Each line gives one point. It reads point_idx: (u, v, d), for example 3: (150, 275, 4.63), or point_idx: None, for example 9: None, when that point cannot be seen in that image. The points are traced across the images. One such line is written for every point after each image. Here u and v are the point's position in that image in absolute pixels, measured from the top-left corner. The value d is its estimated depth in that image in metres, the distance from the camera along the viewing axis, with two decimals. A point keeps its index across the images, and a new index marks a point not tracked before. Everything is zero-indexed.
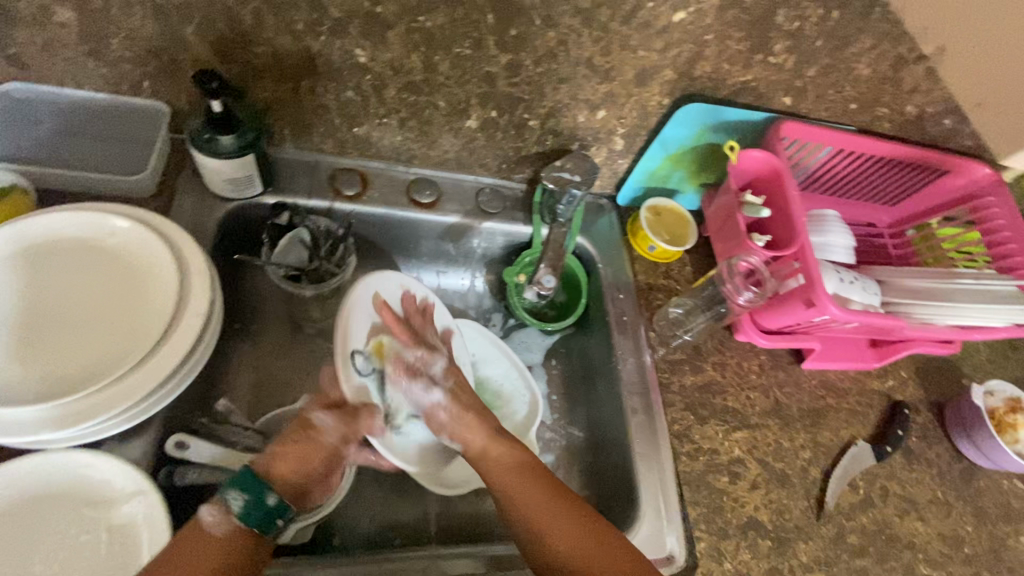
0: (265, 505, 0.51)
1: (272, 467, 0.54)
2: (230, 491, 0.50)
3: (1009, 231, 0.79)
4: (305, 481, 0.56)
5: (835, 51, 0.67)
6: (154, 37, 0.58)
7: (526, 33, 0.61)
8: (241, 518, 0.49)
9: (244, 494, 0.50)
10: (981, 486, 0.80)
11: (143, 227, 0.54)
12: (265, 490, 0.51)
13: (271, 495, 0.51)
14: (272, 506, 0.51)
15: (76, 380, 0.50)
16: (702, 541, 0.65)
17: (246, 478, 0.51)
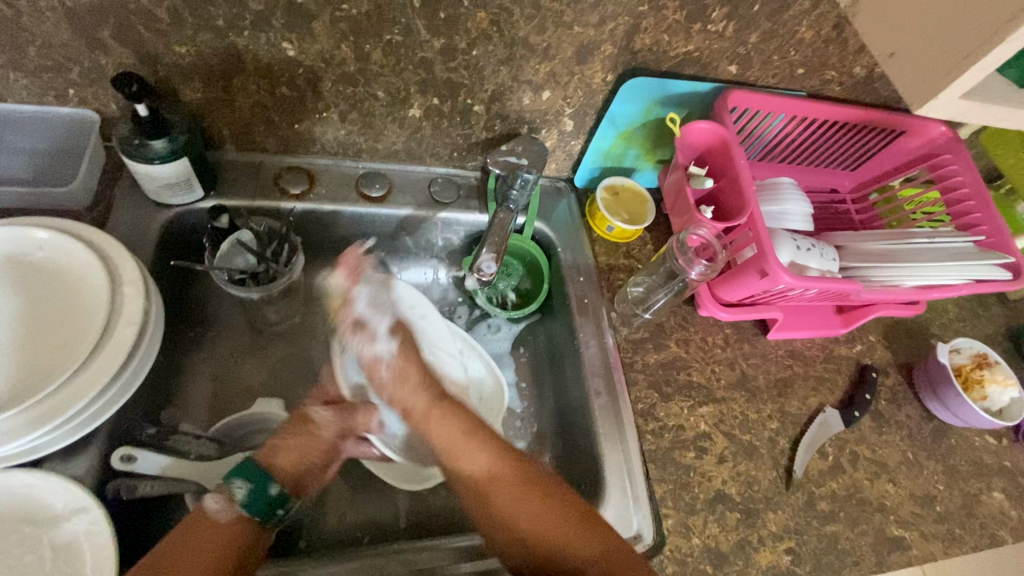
0: (266, 494, 0.54)
1: (274, 458, 0.57)
2: (235, 480, 0.54)
3: (968, 188, 0.78)
4: (302, 475, 0.59)
5: (775, 15, 0.65)
6: (70, 43, 0.56)
7: (456, 15, 0.60)
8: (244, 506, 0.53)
9: (249, 483, 0.54)
10: (952, 444, 0.80)
11: (68, 236, 0.53)
12: (267, 481, 0.55)
13: (273, 486, 0.55)
14: (272, 496, 0.54)
15: (7, 400, 0.48)
16: (669, 518, 0.65)
17: (249, 469, 0.55)
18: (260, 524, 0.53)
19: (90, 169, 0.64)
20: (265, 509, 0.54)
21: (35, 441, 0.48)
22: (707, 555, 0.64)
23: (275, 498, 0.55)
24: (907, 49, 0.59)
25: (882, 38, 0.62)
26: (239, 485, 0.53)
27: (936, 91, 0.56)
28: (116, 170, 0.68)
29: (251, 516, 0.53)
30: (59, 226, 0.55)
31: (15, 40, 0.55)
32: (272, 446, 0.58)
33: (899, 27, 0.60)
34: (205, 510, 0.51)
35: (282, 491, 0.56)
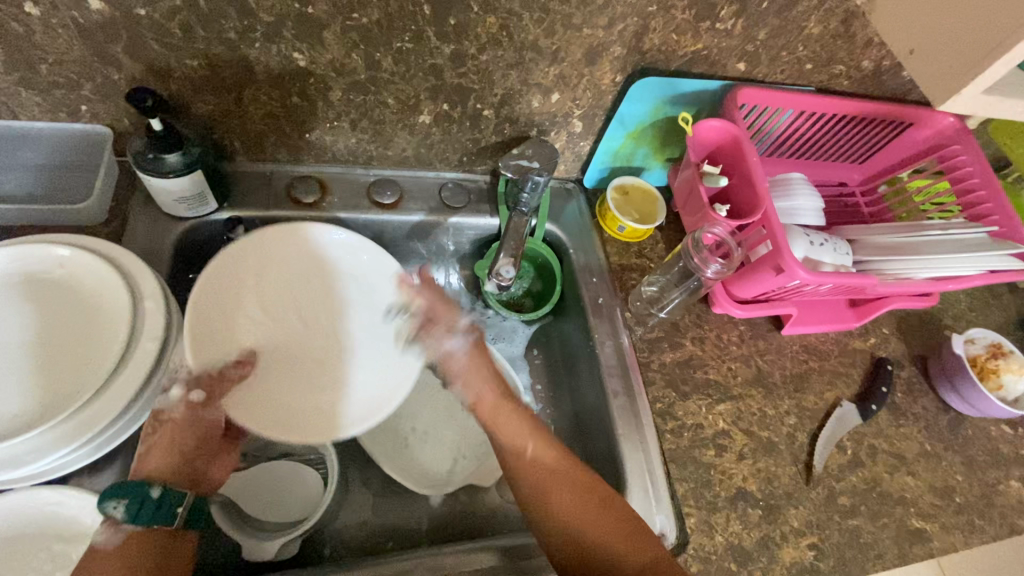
0: (150, 501, 0.48)
1: (144, 465, 0.51)
2: (106, 504, 0.46)
3: (977, 178, 0.78)
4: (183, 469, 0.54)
5: (783, 11, 0.65)
6: (82, 59, 0.56)
7: (466, 21, 0.60)
8: (133, 520, 0.46)
9: (125, 500, 0.47)
10: (970, 434, 0.80)
11: (87, 252, 0.53)
12: (144, 488, 0.48)
13: (155, 488, 0.49)
14: (160, 498, 0.49)
15: (31, 419, 0.48)
16: (692, 516, 0.65)
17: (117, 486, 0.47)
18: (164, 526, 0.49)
19: (104, 185, 0.65)
20: (161, 511, 0.49)
21: (62, 458, 0.48)
22: (730, 553, 0.64)
23: (163, 496, 0.49)
24: (927, 47, 0.61)
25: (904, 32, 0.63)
26: (114, 507, 0.46)
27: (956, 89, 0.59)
28: (129, 184, 0.68)
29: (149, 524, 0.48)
30: (79, 243, 0.55)
31: (28, 58, 0.55)
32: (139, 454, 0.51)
33: (919, 23, 0.61)
34: (96, 544, 0.46)
35: (168, 490, 0.50)
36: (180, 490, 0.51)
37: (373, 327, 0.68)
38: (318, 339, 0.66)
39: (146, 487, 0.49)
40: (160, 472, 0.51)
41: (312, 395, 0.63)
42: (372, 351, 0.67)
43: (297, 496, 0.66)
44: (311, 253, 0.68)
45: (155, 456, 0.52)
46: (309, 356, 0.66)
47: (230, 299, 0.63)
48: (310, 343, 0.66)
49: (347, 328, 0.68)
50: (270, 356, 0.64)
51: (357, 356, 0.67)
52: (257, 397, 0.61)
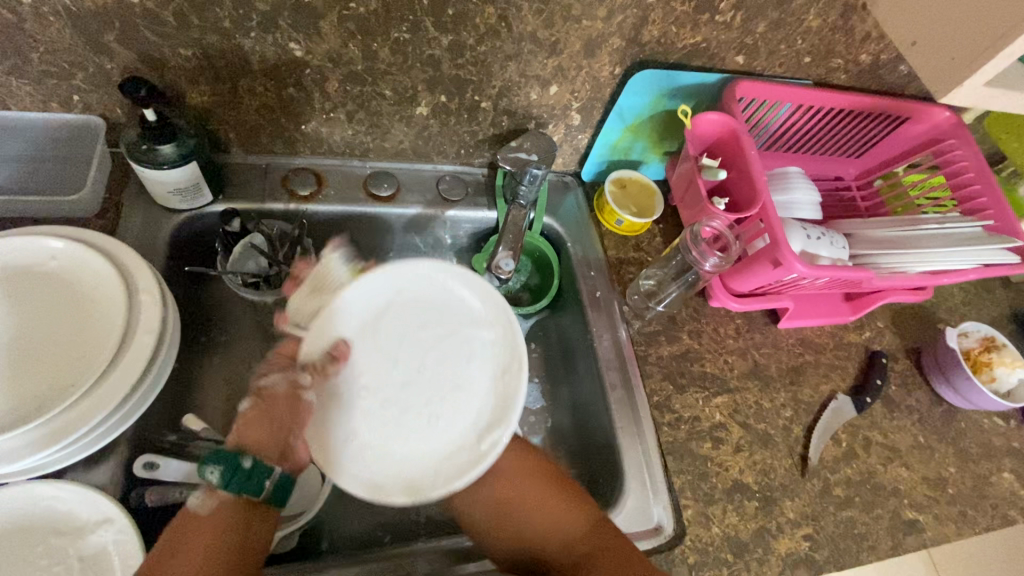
0: (242, 471, 0.47)
1: (241, 434, 0.50)
2: (206, 467, 0.47)
3: (972, 172, 0.78)
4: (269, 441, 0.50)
5: (783, 4, 0.65)
6: (74, 47, 0.55)
7: (464, 11, 0.59)
8: (225, 488, 0.46)
9: (218, 467, 0.46)
10: (962, 426, 0.80)
11: (82, 245, 0.53)
12: (238, 456, 0.47)
13: (247, 459, 0.47)
14: (250, 469, 0.47)
15: (25, 413, 0.48)
16: (689, 508, 0.66)
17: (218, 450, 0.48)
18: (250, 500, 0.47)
19: (98, 176, 0.64)
20: (251, 482, 0.47)
21: (58, 452, 0.47)
22: (727, 544, 0.65)
23: (252, 468, 0.47)
24: (929, 39, 0.62)
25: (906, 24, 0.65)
26: (211, 473, 0.46)
27: (960, 79, 0.60)
28: (122, 175, 0.67)
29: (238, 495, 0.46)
30: (73, 236, 0.55)
31: (18, 46, 0.54)
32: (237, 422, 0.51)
33: (923, 18, 0.62)
34: (191, 508, 0.46)
35: (261, 462, 0.48)
36: (271, 463, 0.49)
37: (457, 391, 0.57)
38: (408, 378, 0.57)
39: (241, 455, 0.48)
40: (255, 441, 0.50)
41: (379, 433, 0.54)
42: (445, 417, 0.55)
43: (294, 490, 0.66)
44: (427, 294, 0.61)
45: (253, 426, 0.50)
46: (381, 400, 0.55)
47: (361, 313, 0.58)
48: (381, 385, 0.56)
49: (436, 384, 0.57)
50: (357, 383, 0.55)
51: (429, 414, 0.55)
52: (322, 426, 0.53)
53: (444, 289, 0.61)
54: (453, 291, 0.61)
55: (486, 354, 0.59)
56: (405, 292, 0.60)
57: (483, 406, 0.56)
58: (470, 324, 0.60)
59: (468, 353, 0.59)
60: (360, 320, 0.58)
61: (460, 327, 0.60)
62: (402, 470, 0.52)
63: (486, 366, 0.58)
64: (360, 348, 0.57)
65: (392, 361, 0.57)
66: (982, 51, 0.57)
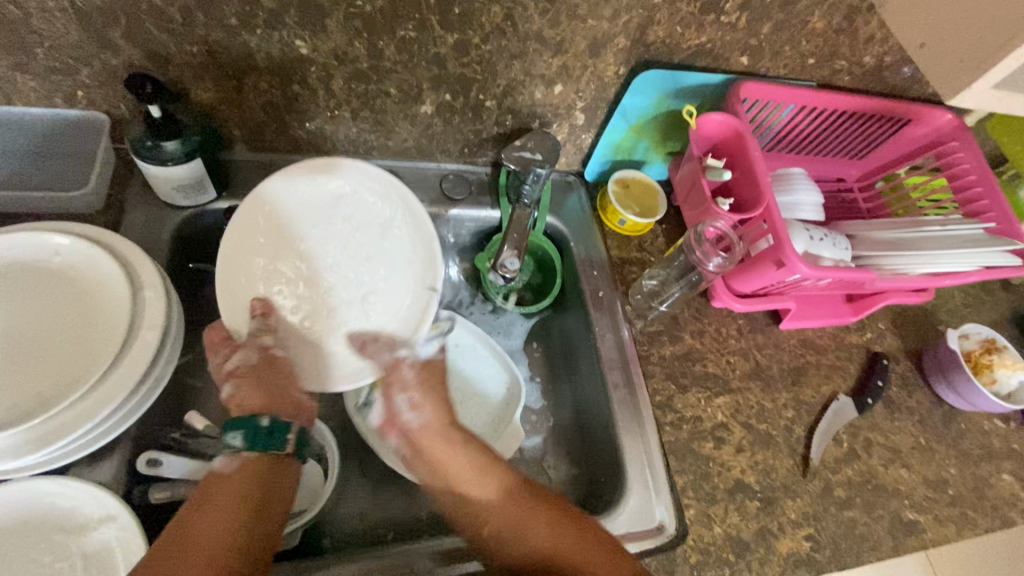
0: (264, 429, 0.51)
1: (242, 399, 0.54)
2: (228, 435, 0.51)
3: (974, 174, 0.79)
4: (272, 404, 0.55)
5: (788, 6, 0.65)
6: (80, 43, 0.55)
7: (470, 10, 0.59)
8: (252, 447, 0.50)
9: (240, 431, 0.50)
10: (962, 428, 0.81)
11: (86, 241, 0.53)
12: (257, 418, 0.52)
13: (265, 418, 0.52)
14: (270, 427, 0.52)
15: (30, 408, 0.48)
16: (690, 508, 0.66)
17: (235, 419, 0.51)
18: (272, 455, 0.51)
19: (102, 172, 0.64)
20: (275, 438, 0.52)
21: (62, 448, 0.47)
22: (729, 544, 0.65)
23: (273, 425, 0.52)
24: (938, 42, 0.67)
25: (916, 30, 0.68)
26: (236, 438, 0.50)
27: (969, 80, 0.65)
28: (126, 171, 0.67)
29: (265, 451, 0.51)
30: (78, 232, 0.54)
31: (23, 41, 0.54)
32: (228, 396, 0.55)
33: (930, 28, 0.66)
34: (214, 471, 0.49)
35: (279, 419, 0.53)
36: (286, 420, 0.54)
37: (372, 260, 0.66)
38: (331, 284, 0.66)
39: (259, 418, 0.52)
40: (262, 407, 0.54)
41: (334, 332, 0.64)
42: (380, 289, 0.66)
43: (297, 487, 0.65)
44: (295, 196, 0.63)
45: (249, 396, 0.55)
46: (317, 304, 0.65)
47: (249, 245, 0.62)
48: (317, 300, 0.65)
49: (351, 270, 0.66)
50: (297, 309, 0.64)
51: (364, 295, 0.66)
52: (302, 356, 0.63)
53: (303, 184, 0.63)
54: (316, 185, 0.64)
55: (372, 222, 0.66)
56: (276, 205, 0.63)
57: (401, 265, 0.66)
58: (343, 198, 0.65)
59: (360, 231, 0.66)
60: (255, 247, 0.63)
61: (340, 213, 0.65)
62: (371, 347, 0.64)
63: (381, 229, 0.66)
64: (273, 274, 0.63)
65: (302, 268, 0.65)
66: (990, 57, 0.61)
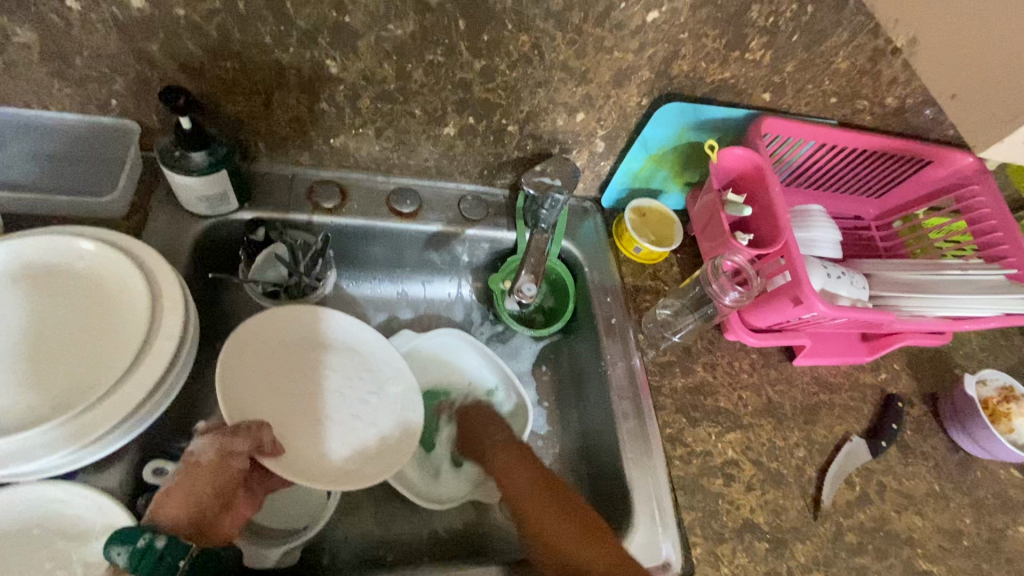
0: (151, 551, 0.42)
1: (158, 507, 0.46)
2: (111, 549, 0.42)
3: (995, 220, 0.78)
4: (204, 515, 0.47)
5: (813, 46, 0.66)
6: (118, 55, 0.56)
7: (498, 38, 0.60)
8: (133, 574, 0.41)
9: (124, 547, 0.42)
10: (978, 477, 0.79)
11: (110, 247, 0.53)
12: (147, 533, 0.43)
13: (160, 537, 0.43)
14: (164, 550, 0.43)
15: (41, 412, 0.48)
16: (698, 546, 0.64)
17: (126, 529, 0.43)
18: None
19: (128, 178, 0.65)
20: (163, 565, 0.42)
21: (70, 454, 0.47)
22: None
23: (167, 549, 0.43)
24: (969, 91, 0.69)
25: (942, 82, 0.70)
26: (116, 556, 0.42)
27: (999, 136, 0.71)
28: (151, 179, 0.68)
29: None
30: (102, 237, 0.55)
31: (63, 50, 0.55)
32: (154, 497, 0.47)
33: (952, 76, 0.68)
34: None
35: (175, 539, 0.44)
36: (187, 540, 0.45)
37: (347, 380, 0.66)
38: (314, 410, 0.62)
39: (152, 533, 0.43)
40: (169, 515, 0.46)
41: (316, 444, 0.60)
42: (359, 403, 0.65)
43: (300, 504, 0.65)
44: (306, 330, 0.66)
45: (173, 501, 0.47)
46: (307, 434, 0.61)
47: (245, 364, 0.60)
48: (302, 415, 0.62)
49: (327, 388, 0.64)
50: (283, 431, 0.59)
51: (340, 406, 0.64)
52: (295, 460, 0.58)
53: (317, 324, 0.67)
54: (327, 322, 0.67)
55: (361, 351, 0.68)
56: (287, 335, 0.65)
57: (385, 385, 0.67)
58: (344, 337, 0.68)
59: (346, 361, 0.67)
60: (249, 369, 0.60)
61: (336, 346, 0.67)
62: (372, 443, 0.63)
63: (358, 350, 0.68)
64: (254, 400, 0.59)
65: (281, 396, 0.61)
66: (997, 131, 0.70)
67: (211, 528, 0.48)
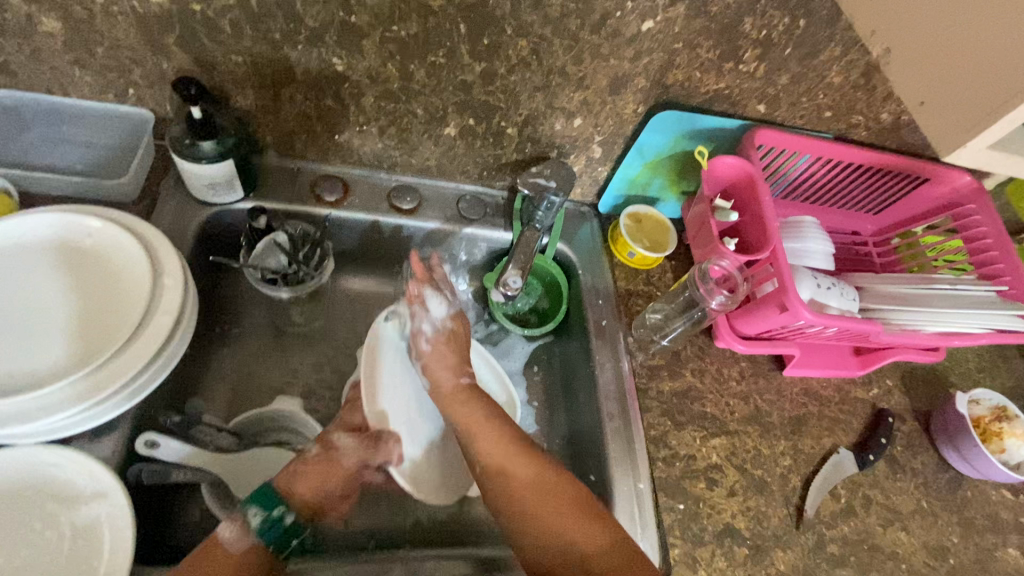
0: (282, 523, 0.57)
1: (293, 485, 0.59)
2: (251, 508, 0.56)
3: (991, 238, 0.78)
4: (321, 501, 0.61)
5: (806, 59, 0.67)
6: (135, 46, 0.59)
7: (498, 42, 0.63)
8: (261, 534, 0.56)
9: (263, 512, 0.56)
10: (968, 496, 0.78)
11: (118, 226, 0.56)
12: (283, 507, 0.57)
13: (289, 515, 0.58)
14: (288, 525, 0.57)
15: (41, 378, 0.50)
16: (676, 548, 0.65)
17: (264, 496, 0.57)
18: (272, 550, 0.56)
19: (141, 164, 0.68)
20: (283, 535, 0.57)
21: (64, 420, 0.49)
22: None
23: (289, 526, 0.58)
24: (936, 101, 0.64)
25: (914, 87, 0.66)
26: (255, 517, 0.56)
27: (961, 143, 0.64)
28: (162, 166, 0.71)
29: (265, 543, 0.56)
30: (112, 216, 0.58)
31: (84, 40, 0.59)
32: (291, 472, 0.60)
33: (922, 84, 0.65)
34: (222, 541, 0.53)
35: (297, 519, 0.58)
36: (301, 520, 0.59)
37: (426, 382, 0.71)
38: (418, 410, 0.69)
39: (284, 507, 0.58)
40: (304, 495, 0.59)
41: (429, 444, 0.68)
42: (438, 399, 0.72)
43: None
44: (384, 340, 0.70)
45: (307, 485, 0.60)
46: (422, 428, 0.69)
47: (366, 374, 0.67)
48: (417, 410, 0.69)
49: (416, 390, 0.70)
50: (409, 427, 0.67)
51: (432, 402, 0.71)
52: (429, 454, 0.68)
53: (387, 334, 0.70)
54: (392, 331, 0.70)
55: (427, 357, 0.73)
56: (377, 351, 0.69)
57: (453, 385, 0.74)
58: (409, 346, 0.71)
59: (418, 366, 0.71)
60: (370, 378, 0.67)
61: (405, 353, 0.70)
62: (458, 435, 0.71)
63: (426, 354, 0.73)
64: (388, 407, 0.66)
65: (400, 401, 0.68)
66: (976, 126, 0.61)
67: (322, 511, 0.62)
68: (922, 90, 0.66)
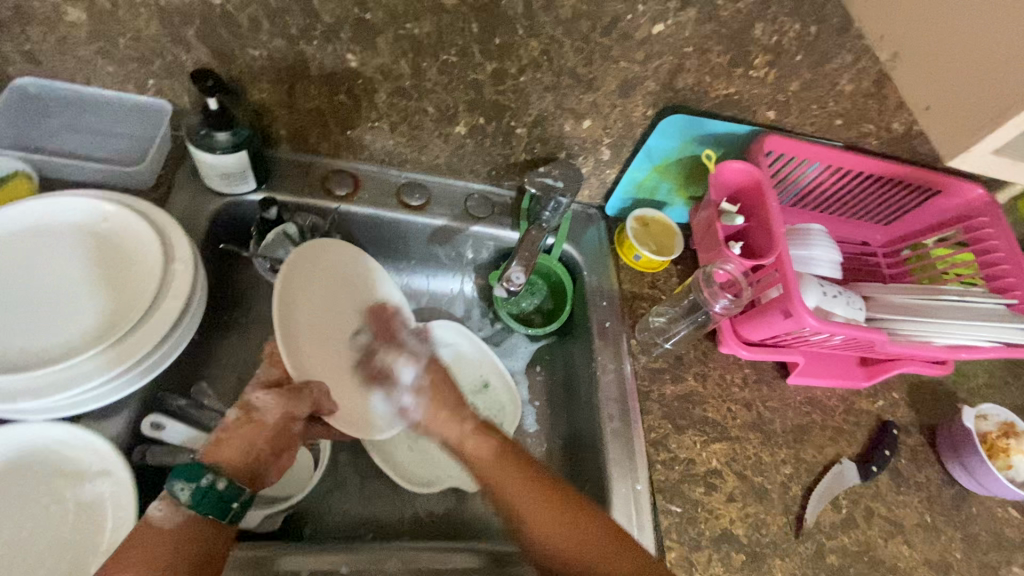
0: (212, 491, 0.50)
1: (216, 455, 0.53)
2: (176, 482, 0.49)
3: (1003, 252, 0.77)
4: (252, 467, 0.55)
5: (816, 66, 0.68)
6: (157, 37, 0.61)
7: (510, 42, 0.64)
8: (195, 506, 0.49)
9: (190, 484, 0.49)
10: (973, 512, 0.77)
11: (133, 211, 0.57)
12: (207, 474, 0.51)
13: (220, 481, 0.51)
14: (221, 490, 0.51)
15: (52, 356, 0.51)
16: (672, 551, 0.65)
17: (188, 467, 0.50)
18: (213, 519, 0.50)
19: (158, 153, 0.69)
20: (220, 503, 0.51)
21: (73, 398, 0.50)
22: None
23: (224, 491, 0.51)
24: (941, 105, 0.65)
25: (921, 93, 0.66)
26: (182, 490, 0.49)
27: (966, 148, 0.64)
28: (178, 156, 0.72)
29: (201, 513, 0.49)
30: (127, 202, 0.59)
31: (108, 30, 0.60)
32: (207, 443, 0.54)
33: (934, 87, 0.65)
34: (150, 519, 0.48)
35: (231, 484, 0.52)
36: (239, 486, 0.52)
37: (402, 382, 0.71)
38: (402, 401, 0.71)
39: (211, 475, 0.51)
40: (229, 463, 0.54)
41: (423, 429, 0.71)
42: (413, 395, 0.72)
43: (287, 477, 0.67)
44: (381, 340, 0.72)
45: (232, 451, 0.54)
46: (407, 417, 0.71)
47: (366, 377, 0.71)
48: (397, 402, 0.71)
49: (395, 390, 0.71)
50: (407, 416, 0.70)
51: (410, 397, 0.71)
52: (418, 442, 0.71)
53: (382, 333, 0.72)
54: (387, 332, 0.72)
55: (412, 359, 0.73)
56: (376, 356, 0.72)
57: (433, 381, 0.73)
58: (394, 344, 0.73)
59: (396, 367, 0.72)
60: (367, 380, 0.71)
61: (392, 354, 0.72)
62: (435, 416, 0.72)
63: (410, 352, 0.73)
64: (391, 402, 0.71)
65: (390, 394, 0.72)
66: (977, 131, 0.62)
67: (260, 478, 0.56)
68: (932, 94, 0.65)
